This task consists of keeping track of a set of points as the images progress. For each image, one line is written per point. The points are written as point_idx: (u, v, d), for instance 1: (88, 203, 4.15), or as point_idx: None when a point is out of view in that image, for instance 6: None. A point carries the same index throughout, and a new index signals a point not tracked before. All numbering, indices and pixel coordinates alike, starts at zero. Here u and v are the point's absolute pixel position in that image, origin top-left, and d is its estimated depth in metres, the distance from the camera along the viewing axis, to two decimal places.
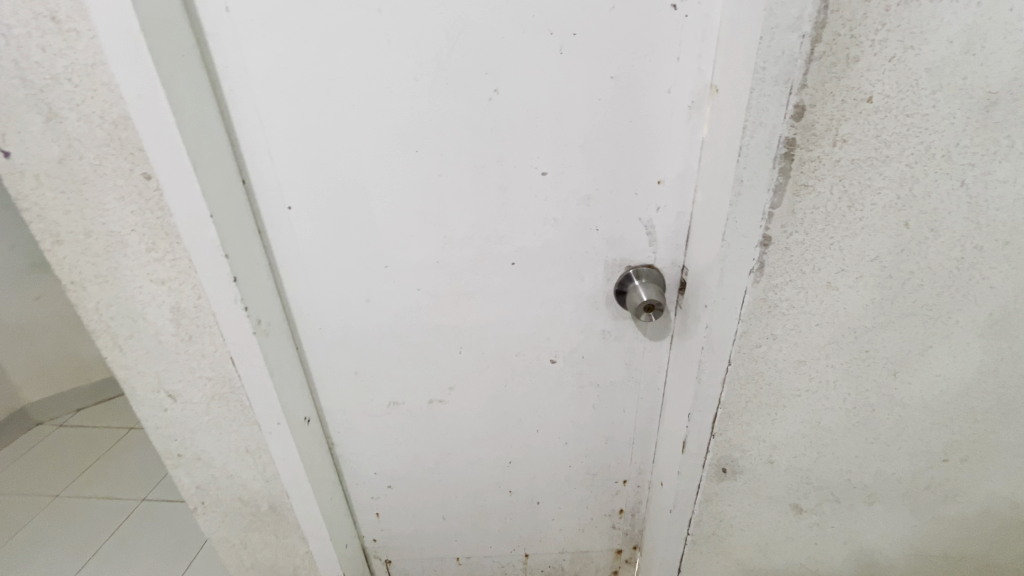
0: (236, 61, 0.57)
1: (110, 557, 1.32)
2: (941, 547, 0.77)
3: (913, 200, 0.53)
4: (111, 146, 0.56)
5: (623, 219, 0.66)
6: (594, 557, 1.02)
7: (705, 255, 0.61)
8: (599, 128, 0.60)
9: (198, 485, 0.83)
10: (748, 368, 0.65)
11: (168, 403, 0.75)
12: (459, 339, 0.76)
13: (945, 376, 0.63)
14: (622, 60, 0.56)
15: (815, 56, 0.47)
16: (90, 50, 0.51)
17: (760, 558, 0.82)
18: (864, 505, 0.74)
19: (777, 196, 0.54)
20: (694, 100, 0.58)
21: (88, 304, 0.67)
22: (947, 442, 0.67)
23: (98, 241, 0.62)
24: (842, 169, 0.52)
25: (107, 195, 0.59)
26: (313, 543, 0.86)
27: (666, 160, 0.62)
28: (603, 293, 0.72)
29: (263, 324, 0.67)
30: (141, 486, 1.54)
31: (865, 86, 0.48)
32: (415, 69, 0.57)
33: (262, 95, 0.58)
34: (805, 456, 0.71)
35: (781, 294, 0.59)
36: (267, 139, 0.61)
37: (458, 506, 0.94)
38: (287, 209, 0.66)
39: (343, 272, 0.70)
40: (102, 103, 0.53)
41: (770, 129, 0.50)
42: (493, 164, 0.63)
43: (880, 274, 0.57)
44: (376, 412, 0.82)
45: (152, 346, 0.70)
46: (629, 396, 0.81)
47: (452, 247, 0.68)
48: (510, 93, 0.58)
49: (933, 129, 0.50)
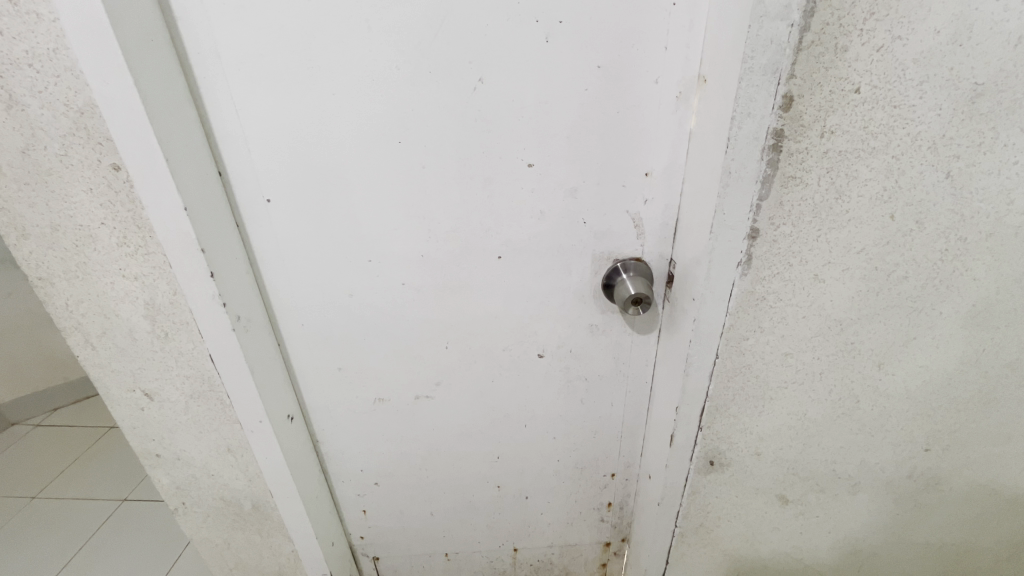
0: (209, 46, 0.54)
1: (90, 560, 1.29)
2: (922, 534, 0.78)
3: (900, 192, 0.53)
4: (78, 136, 0.53)
5: (611, 211, 0.65)
6: (583, 550, 1.02)
7: (692, 248, 0.60)
8: (587, 118, 0.59)
9: (177, 485, 0.81)
10: (735, 361, 0.65)
11: (145, 402, 0.72)
12: (445, 335, 0.74)
13: (928, 368, 0.63)
14: (610, 49, 0.55)
15: (804, 45, 0.46)
16: (52, 34, 0.48)
17: (746, 548, 0.82)
18: (848, 494, 0.74)
19: (766, 187, 0.53)
20: (682, 90, 0.57)
21: (56, 300, 0.64)
22: (929, 432, 0.68)
23: (67, 235, 0.59)
24: (829, 161, 0.52)
25: (74, 187, 0.56)
26: (299, 542, 0.85)
27: (654, 152, 0.61)
28: (590, 286, 0.71)
29: (242, 320, 0.65)
30: (123, 486, 1.51)
31: (853, 76, 0.48)
32: (396, 57, 0.55)
33: (237, 83, 0.56)
34: (792, 448, 0.71)
35: (769, 286, 0.59)
36: (244, 129, 0.59)
37: (446, 503, 0.93)
38: (265, 200, 0.63)
39: (325, 266, 0.68)
40: (66, 90, 0.51)
41: (759, 120, 0.49)
42: (478, 156, 0.61)
43: (866, 266, 0.57)
44: (361, 408, 0.81)
45: (126, 344, 0.67)
46: (617, 390, 0.81)
47: (436, 240, 0.67)
48: (494, 83, 0.57)
49: (920, 121, 0.50)
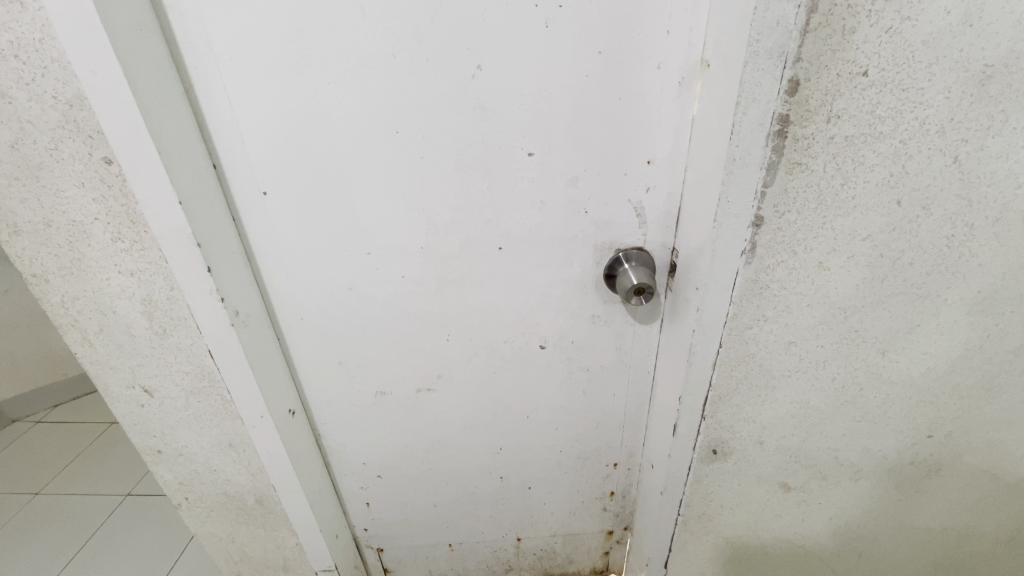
0: (200, 36, 0.53)
1: (94, 556, 1.29)
2: (924, 520, 0.78)
3: (906, 177, 0.52)
4: (67, 129, 0.52)
5: (613, 201, 0.64)
6: (585, 539, 1.03)
7: (695, 236, 0.60)
8: (587, 106, 0.58)
9: (180, 481, 0.81)
10: (738, 350, 0.64)
11: (145, 399, 0.72)
12: (446, 327, 0.74)
13: (933, 355, 0.63)
14: (611, 34, 0.54)
15: (811, 27, 0.45)
16: (38, 23, 0.47)
17: (748, 535, 0.83)
18: (851, 481, 0.75)
19: (771, 174, 0.52)
20: (684, 76, 0.56)
21: (52, 297, 0.63)
22: (932, 418, 0.68)
23: (60, 231, 0.58)
24: (836, 146, 0.51)
25: (65, 181, 0.55)
26: (303, 535, 0.85)
27: (656, 139, 0.60)
28: (592, 277, 0.70)
29: (240, 315, 0.64)
30: (126, 482, 1.52)
31: (860, 59, 0.47)
32: (393, 44, 0.54)
33: (230, 73, 0.55)
34: (795, 436, 0.71)
35: (773, 275, 0.59)
36: (238, 120, 0.58)
37: (448, 494, 0.93)
38: (262, 193, 0.62)
39: (324, 260, 0.67)
40: (54, 82, 0.50)
41: (764, 105, 0.48)
42: (478, 146, 0.60)
43: (872, 253, 0.56)
44: (362, 402, 0.81)
45: (123, 341, 0.66)
46: (619, 380, 0.80)
47: (437, 232, 0.66)
48: (493, 71, 0.56)
49: (928, 103, 0.49)
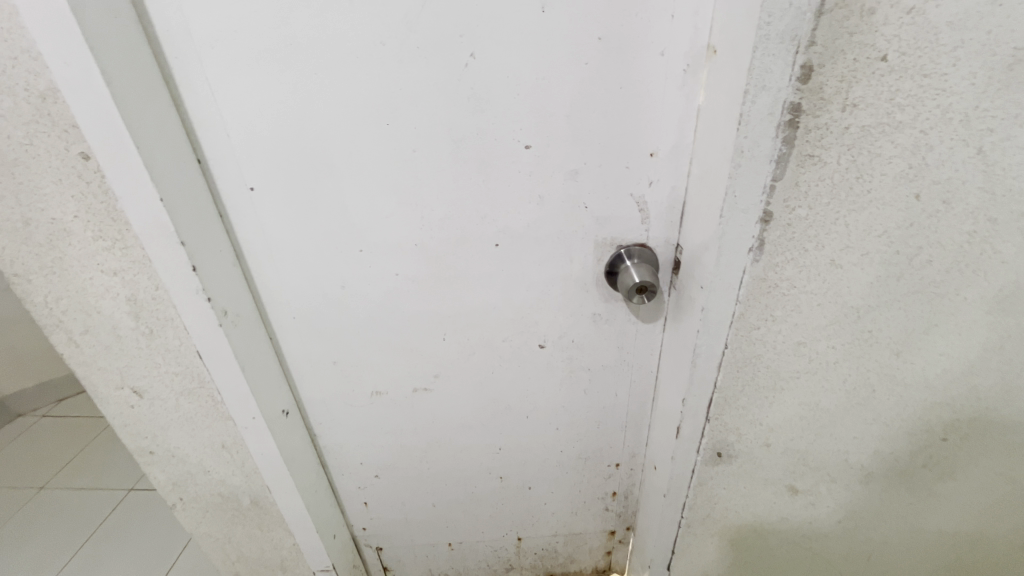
0: (179, 24, 0.50)
1: (98, 550, 1.30)
2: (936, 523, 0.75)
3: (927, 169, 0.49)
4: (42, 123, 0.50)
5: (614, 195, 0.62)
6: (587, 539, 1.01)
7: (701, 233, 0.57)
8: (587, 95, 0.55)
9: (174, 482, 0.80)
10: (744, 351, 0.62)
11: (135, 400, 0.70)
12: (443, 327, 0.72)
13: (949, 356, 0.59)
14: (612, 19, 0.51)
15: (826, 8, 0.42)
16: (5, 12, 0.45)
17: (754, 538, 0.80)
18: (860, 483, 0.72)
19: (780, 167, 0.49)
20: (690, 63, 0.53)
21: (35, 297, 0.61)
22: (947, 421, 0.65)
23: (41, 229, 0.56)
24: (851, 137, 0.48)
25: (43, 178, 0.53)
26: (299, 536, 0.84)
27: (661, 130, 0.57)
28: (593, 274, 0.68)
29: (229, 315, 0.63)
30: (130, 476, 1.52)
31: (879, 43, 0.44)
32: (381, 32, 0.51)
33: (211, 63, 0.52)
34: (803, 438, 0.69)
35: (782, 273, 0.56)
36: (221, 113, 0.55)
37: (447, 494, 0.92)
38: (249, 190, 0.60)
39: (315, 259, 0.65)
40: (27, 74, 0.47)
41: (774, 93, 0.45)
42: (471, 138, 0.57)
43: (887, 250, 0.54)
44: (358, 401, 0.79)
45: (111, 342, 0.65)
46: (621, 379, 0.78)
47: (429, 228, 0.64)
48: (488, 58, 0.53)
49: (953, 90, 0.45)
